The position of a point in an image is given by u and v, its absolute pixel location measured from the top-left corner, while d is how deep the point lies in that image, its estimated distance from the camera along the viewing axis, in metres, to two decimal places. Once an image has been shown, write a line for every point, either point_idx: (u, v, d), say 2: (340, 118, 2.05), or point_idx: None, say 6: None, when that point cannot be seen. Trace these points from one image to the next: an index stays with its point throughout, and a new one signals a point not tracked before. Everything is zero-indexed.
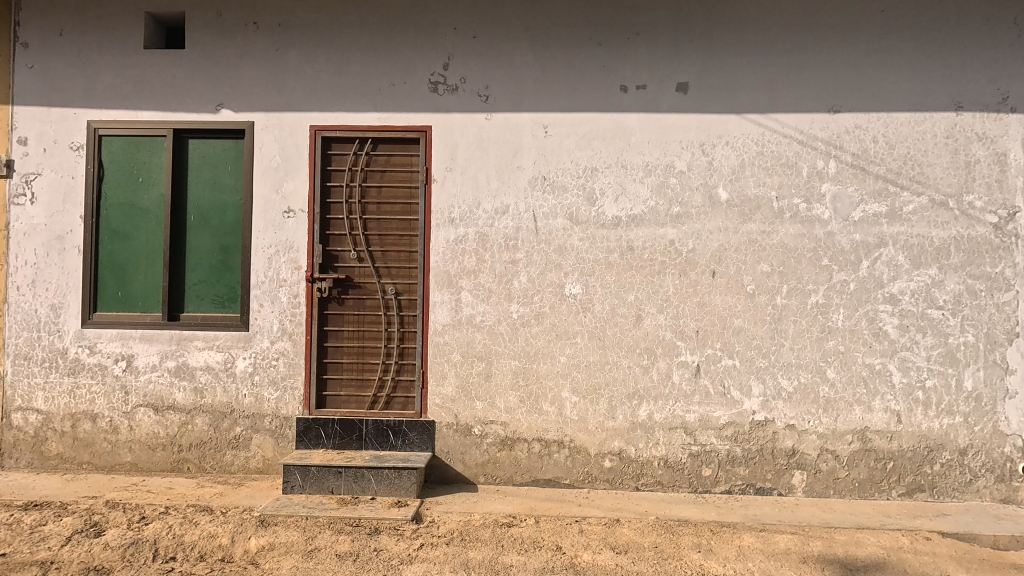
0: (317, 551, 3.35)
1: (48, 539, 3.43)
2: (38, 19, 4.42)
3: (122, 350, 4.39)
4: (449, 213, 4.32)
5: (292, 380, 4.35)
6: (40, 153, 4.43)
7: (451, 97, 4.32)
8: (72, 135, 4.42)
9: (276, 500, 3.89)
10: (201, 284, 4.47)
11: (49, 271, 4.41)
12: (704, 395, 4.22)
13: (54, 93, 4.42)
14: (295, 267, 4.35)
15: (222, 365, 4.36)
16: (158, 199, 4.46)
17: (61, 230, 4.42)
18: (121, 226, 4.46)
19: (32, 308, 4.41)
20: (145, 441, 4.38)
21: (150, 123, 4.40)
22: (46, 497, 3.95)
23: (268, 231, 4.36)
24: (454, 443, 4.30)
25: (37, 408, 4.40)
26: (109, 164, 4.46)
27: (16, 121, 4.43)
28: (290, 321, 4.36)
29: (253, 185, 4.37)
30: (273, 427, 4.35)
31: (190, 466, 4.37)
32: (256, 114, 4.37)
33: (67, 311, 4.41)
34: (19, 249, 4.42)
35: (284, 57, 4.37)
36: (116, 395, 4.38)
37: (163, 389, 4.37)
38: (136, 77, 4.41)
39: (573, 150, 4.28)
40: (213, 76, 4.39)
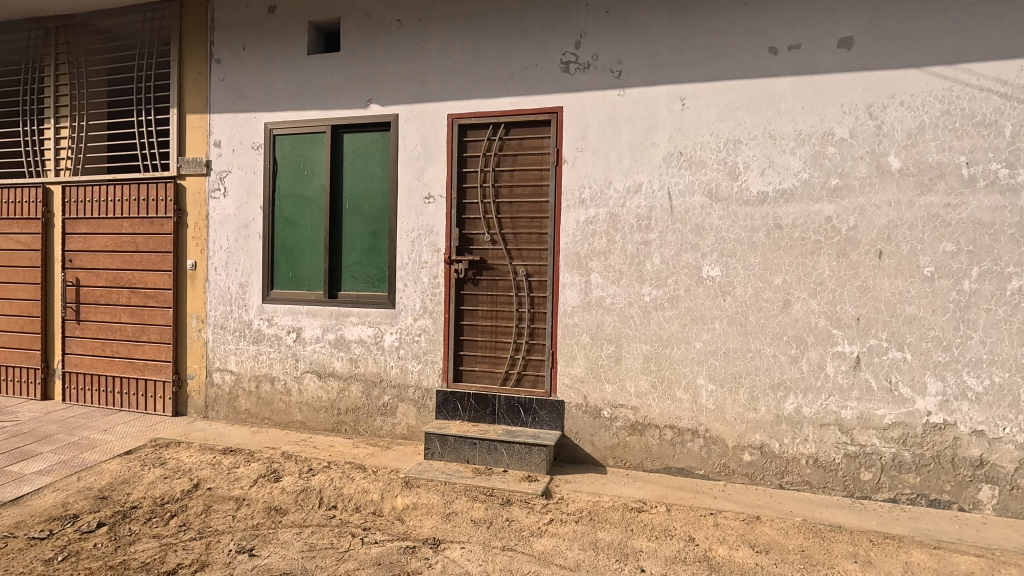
0: (455, 514, 3.59)
1: (240, 479, 4.08)
2: (227, 37, 5.15)
3: (293, 323, 5.03)
4: (580, 194, 4.29)
5: (432, 355, 4.66)
6: (231, 153, 5.18)
7: (583, 76, 4.26)
8: (253, 136, 5.11)
9: (419, 464, 4.22)
10: (356, 265, 4.95)
11: (238, 254, 5.18)
12: (865, 391, 3.76)
13: (240, 100, 5.14)
14: (435, 250, 4.63)
15: (373, 339, 4.81)
16: (320, 189, 4.99)
17: (247, 218, 5.15)
18: (291, 214, 5.07)
19: (226, 285, 5.22)
20: (312, 403, 4.99)
21: (313, 121, 4.93)
22: (238, 444, 4.69)
23: (411, 215, 4.69)
24: (584, 424, 4.31)
25: (231, 369, 5.22)
26: (281, 160, 5.08)
27: (213, 126, 5.23)
28: (430, 300, 4.66)
29: (398, 173, 4.71)
30: (416, 397, 4.71)
31: (347, 428, 4.91)
32: (400, 107, 4.69)
33: (252, 288, 5.15)
34: (216, 235, 5.23)
35: (425, 50, 4.61)
36: (288, 361, 5.05)
37: (325, 358, 4.94)
38: (301, 80, 4.96)
39: (712, 122, 4.00)
40: (364, 74, 4.78)
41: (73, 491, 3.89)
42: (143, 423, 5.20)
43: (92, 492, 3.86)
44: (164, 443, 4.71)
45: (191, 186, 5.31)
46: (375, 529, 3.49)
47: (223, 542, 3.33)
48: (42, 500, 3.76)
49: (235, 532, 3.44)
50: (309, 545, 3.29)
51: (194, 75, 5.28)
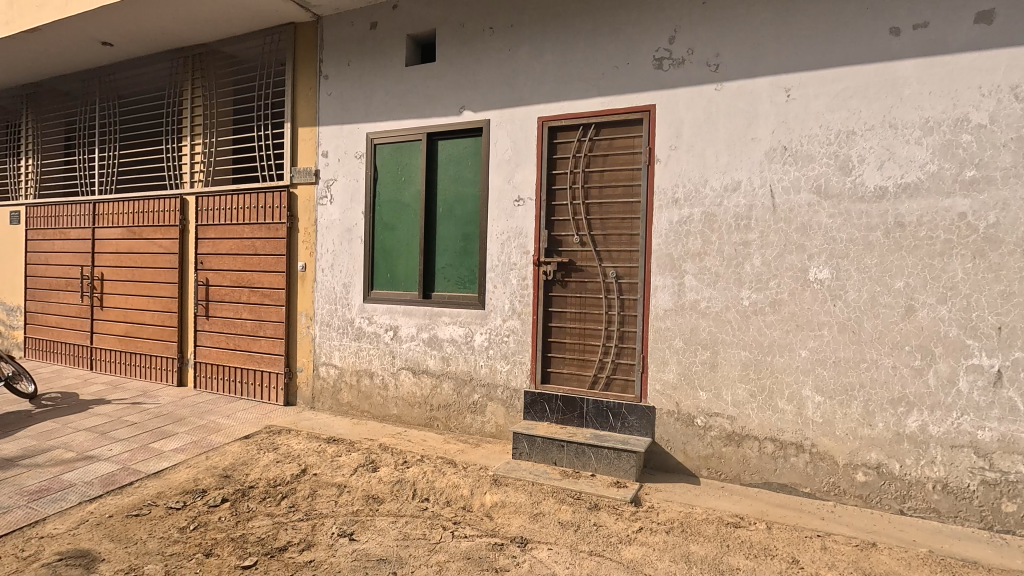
0: (542, 515, 3.60)
1: (342, 467, 4.35)
2: (334, 55, 5.54)
3: (390, 322, 5.29)
4: (673, 193, 4.15)
5: (521, 355, 4.71)
6: (336, 162, 5.57)
7: (677, 71, 4.12)
8: (357, 146, 5.46)
9: (508, 463, 4.28)
10: (448, 267, 5.11)
11: (342, 257, 5.55)
12: (1008, 411, 3.31)
13: (345, 113, 5.50)
14: (524, 252, 4.68)
15: (464, 338, 4.95)
16: (415, 194, 5.22)
17: (350, 223, 5.50)
18: (389, 218, 5.34)
19: (331, 286, 5.61)
20: (407, 398, 5.22)
21: (410, 130, 5.16)
22: (341, 434, 5.01)
23: (501, 218, 4.77)
24: (676, 432, 4.16)
25: (334, 364, 5.60)
26: (380, 167, 5.37)
27: (321, 138, 5.64)
28: (519, 301, 4.71)
29: (489, 177, 4.82)
30: (505, 397, 4.78)
31: (439, 424, 5.08)
32: (492, 112, 4.80)
33: (354, 289, 5.49)
34: (323, 239, 5.64)
35: (516, 55, 4.69)
36: (386, 358, 5.32)
37: (419, 355, 5.15)
38: (400, 91, 5.22)
39: (822, 113, 3.72)
40: (458, 82, 4.94)
41: (202, 469, 4.35)
42: (260, 411, 5.71)
43: (218, 471, 4.30)
44: (277, 429, 5.14)
45: (302, 194, 5.76)
46: (465, 523, 3.58)
47: (327, 525, 3.57)
48: (177, 475, 4.24)
49: (337, 516, 3.68)
50: (403, 534, 3.44)
51: (306, 92, 5.73)
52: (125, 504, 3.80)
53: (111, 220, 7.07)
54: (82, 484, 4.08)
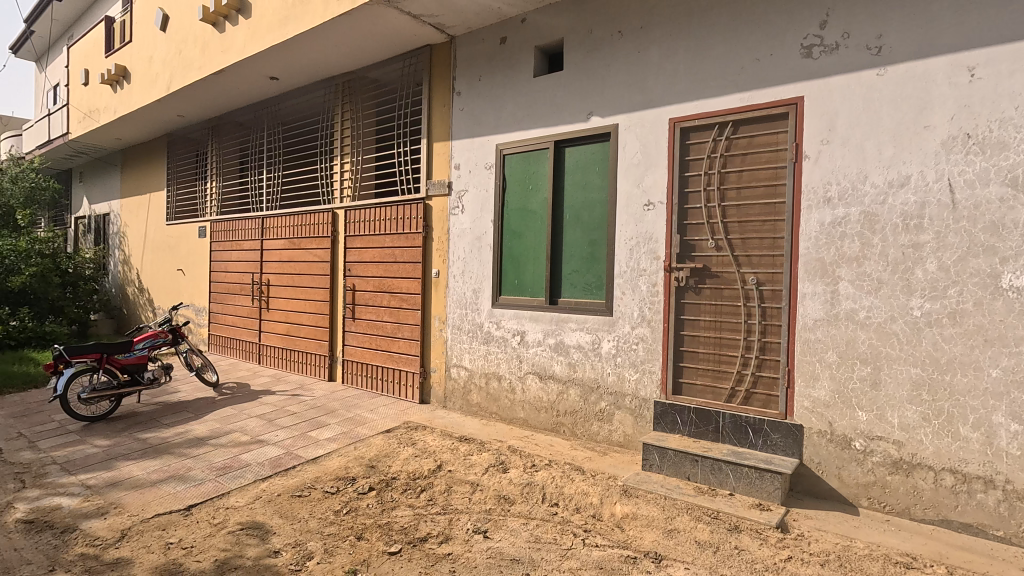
0: (677, 532, 3.45)
1: (475, 466, 4.53)
2: (466, 72, 5.82)
3: (518, 327, 5.42)
4: (825, 192, 3.79)
5: (651, 364, 4.58)
6: (468, 174, 5.84)
7: (829, 58, 3.77)
8: (487, 156, 5.68)
9: (638, 474, 4.17)
10: (575, 273, 5.10)
11: (472, 264, 5.80)
12: None
13: (476, 126, 5.75)
14: (655, 257, 4.54)
15: (591, 345, 4.92)
16: (542, 201, 5.29)
17: (480, 231, 5.73)
18: (517, 226, 5.47)
19: (462, 292, 5.87)
20: (534, 402, 5.31)
21: (538, 139, 5.26)
22: (471, 434, 5.21)
23: (630, 223, 4.68)
24: (828, 455, 3.79)
25: (465, 366, 5.85)
26: (509, 176, 5.53)
27: (454, 151, 5.95)
28: (649, 308, 4.58)
29: (618, 181, 4.75)
30: (634, 406, 4.67)
31: (565, 430, 5.10)
32: (620, 116, 4.73)
33: (483, 294, 5.70)
34: (455, 247, 5.93)
35: (646, 57, 4.59)
36: (514, 362, 5.45)
37: (546, 361, 5.21)
38: (528, 101, 5.34)
39: (1017, 92, 3.18)
40: (585, 88, 4.95)
41: (352, 458, 4.77)
42: (398, 407, 6.14)
43: (365, 461, 4.69)
44: (414, 426, 5.48)
45: (437, 205, 6.12)
46: (596, 532, 3.55)
47: (462, 521, 3.73)
48: (331, 463, 4.70)
49: (472, 513, 3.83)
50: (535, 536, 3.50)
51: (441, 108, 6.08)
52: (290, 484, 4.29)
53: (276, 233, 8.04)
54: (255, 464, 4.67)
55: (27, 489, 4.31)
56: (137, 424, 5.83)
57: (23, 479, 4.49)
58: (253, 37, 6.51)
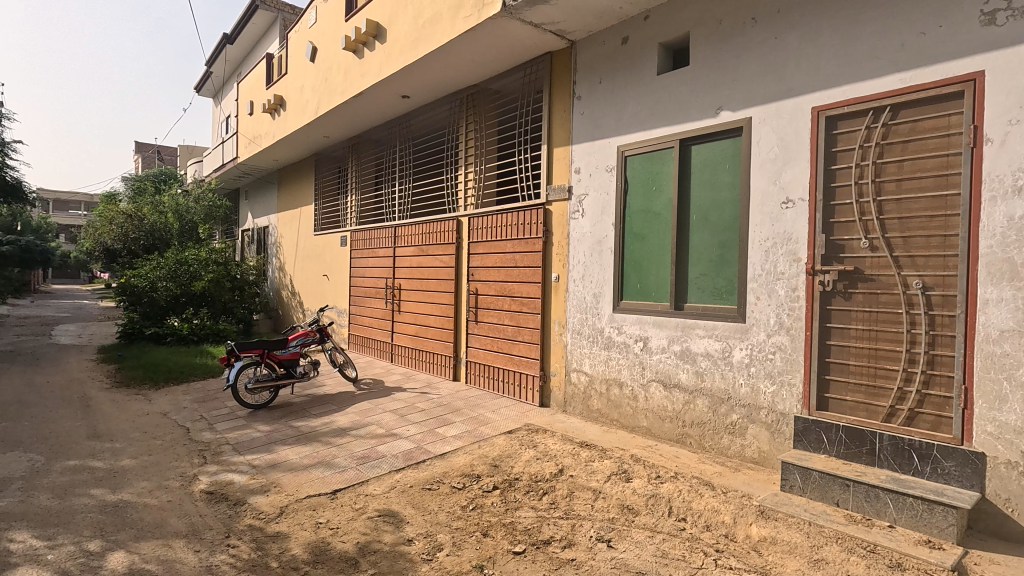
0: (825, 563, 3.11)
1: (596, 472, 4.46)
2: (587, 75, 5.81)
3: (641, 333, 5.26)
4: (1015, 180, 3.21)
5: (790, 376, 4.20)
6: (588, 177, 5.80)
7: (1019, 23, 3.21)
8: (608, 159, 5.60)
9: (776, 495, 3.84)
10: (702, 277, 4.84)
11: (593, 268, 5.74)
12: None
13: (597, 129, 5.71)
14: (795, 259, 4.17)
15: (721, 353, 4.63)
16: (666, 203, 5.09)
17: (601, 235, 5.66)
18: (639, 229, 5.32)
19: (583, 296, 5.84)
20: (657, 411, 5.12)
21: (662, 138, 5.08)
22: (592, 440, 5.16)
23: (766, 223, 4.34)
24: (1020, 491, 3.20)
25: (585, 371, 5.81)
26: (631, 178, 5.41)
27: (574, 156, 5.95)
28: (788, 315, 4.21)
29: (751, 179, 4.44)
30: (770, 420, 4.33)
31: (692, 441, 4.86)
32: (754, 109, 4.42)
33: (604, 299, 5.62)
34: (575, 251, 5.92)
35: (783, 43, 4.25)
36: (636, 368, 5.31)
37: (671, 368, 5.00)
38: (651, 101, 5.19)
39: None
40: (714, 82, 4.70)
41: (476, 456, 4.94)
42: (519, 409, 6.25)
43: (488, 460, 4.83)
44: (535, 428, 5.54)
45: (557, 210, 6.15)
46: (729, 553, 3.33)
47: (585, 527, 3.69)
48: (457, 459, 4.90)
49: (595, 521, 3.78)
50: (661, 551, 3.36)
51: (561, 114, 6.12)
52: (421, 477, 4.54)
53: (406, 240, 8.62)
54: (390, 456, 5.02)
55: (208, 464, 5.02)
56: (291, 413, 6.54)
57: (205, 456, 5.24)
58: (388, 60, 7.05)
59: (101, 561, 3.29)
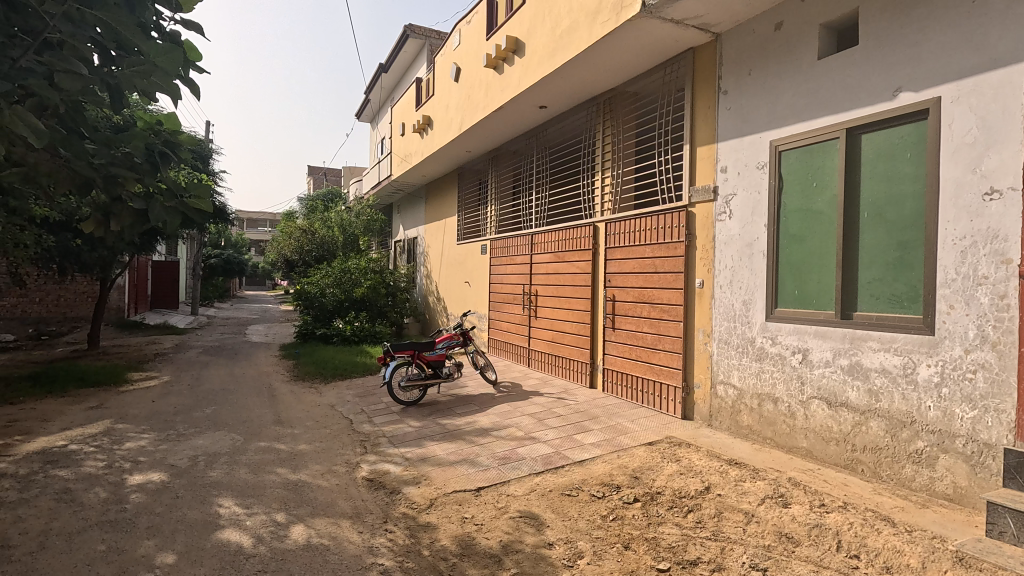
0: None
1: (749, 494, 4.12)
2: (734, 68, 5.45)
3: (799, 344, 4.78)
4: None
5: (998, 400, 3.52)
6: (736, 176, 5.43)
7: None
8: (759, 155, 5.19)
9: (979, 541, 3.24)
10: (877, 282, 4.26)
11: (742, 273, 5.35)
12: None
13: (746, 123, 5.32)
14: (1002, 261, 3.50)
15: (901, 370, 4.02)
16: (830, 200, 4.57)
17: (751, 237, 5.25)
18: (797, 229, 4.84)
19: (731, 303, 5.46)
20: (821, 432, 4.61)
21: (824, 129, 4.58)
22: (743, 458, 4.78)
23: (962, 218, 3.70)
24: None
25: (733, 384, 5.42)
26: (787, 175, 4.96)
27: (720, 154, 5.61)
28: (994, 327, 3.54)
29: (941, 168, 3.82)
30: (969, 452, 3.67)
31: (864, 469, 4.29)
32: (944, 87, 3.81)
33: (755, 306, 5.20)
34: (722, 255, 5.57)
35: (984, 5, 3.61)
36: (794, 383, 4.82)
37: (837, 385, 4.46)
38: (810, 88, 4.72)
39: None
40: (890, 60, 4.13)
41: (616, 466, 4.84)
42: (659, 421, 6.01)
43: (628, 471, 4.70)
44: (677, 442, 5.30)
45: (701, 212, 5.84)
46: None
47: (737, 552, 3.43)
48: (596, 468, 4.84)
49: (748, 546, 3.49)
50: None
51: (705, 110, 5.82)
52: (561, 482, 4.57)
53: (543, 247, 8.78)
54: (530, 459, 5.12)
55: (368, 454, 5.54)
56: (437, 411, 6.98)
57: (365, 446, 5.79)
58: (527, 73, 7.28)
59: (286, 531, 3.78)
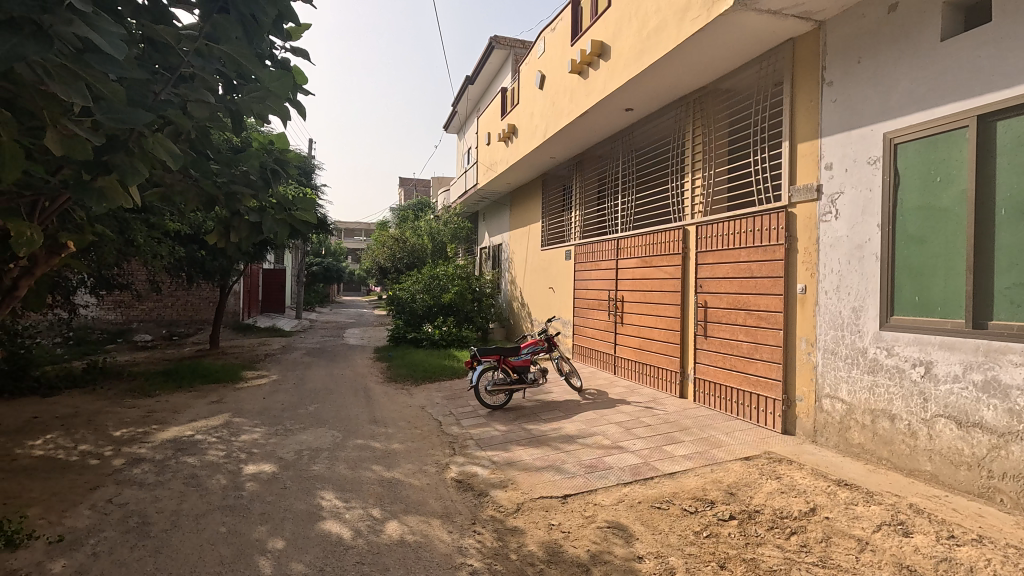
0: None
1: (862, 519, 3.77)
2: (839, 57, 5.05)
3: (921, 356, 4.31)
4: None
5: None
6: (843, 173, 5.02)
7: None
8: (870, 150, 4.76)
9: None
10: (1017, 289, 3.73)
11: (851, 278, 4.92)
12: None
13: (855, 116, 4.91)
14: None
15: None
16: (959, 196, 4.08)
17: (862, 238, 4.82)
18: (918, 229, 4.37)
19: (838, 310, 5.05)
20: (948, 454, 4.12)
21: (949, 117, 4.11)
22: (854, 479, 4.39)
23: None
24: None
25: (842, 398, 5.00)
26: (904, 170, 4.50)
27: (824, 150, 5.22)
28: None
29: None
30: None
31: (1004, 499, 3.78)
32: None
33: (867, 313, 4.77)
34: (827, 258, 5.16)
35: None
36: (914, 400, 4.36)
37: (968, 404, 3.97)
38: (931, 74, 4.26)
39: None
40: None
41: (709, 480, 4.61)
42: (757, 434, 5.67)
43: (723, 486, 4.47)
44: (778, 458, 4.97)
45: (802, 212, 5.46)
46: None
47: None
48: (688, 481, 4.64)
49: None
50: None
51: (807, 104, 5.44)
52: (650, 495, 4.43)
53: (630, 252, 8.60)
54: (617, 469, 5.02)
55: (457, 455, 5.70)
56: (523, 416, 7.03)
57: (454, 447, 5.95)
58: (613, 75, 7.20)
59: (381, 526, 3.97)
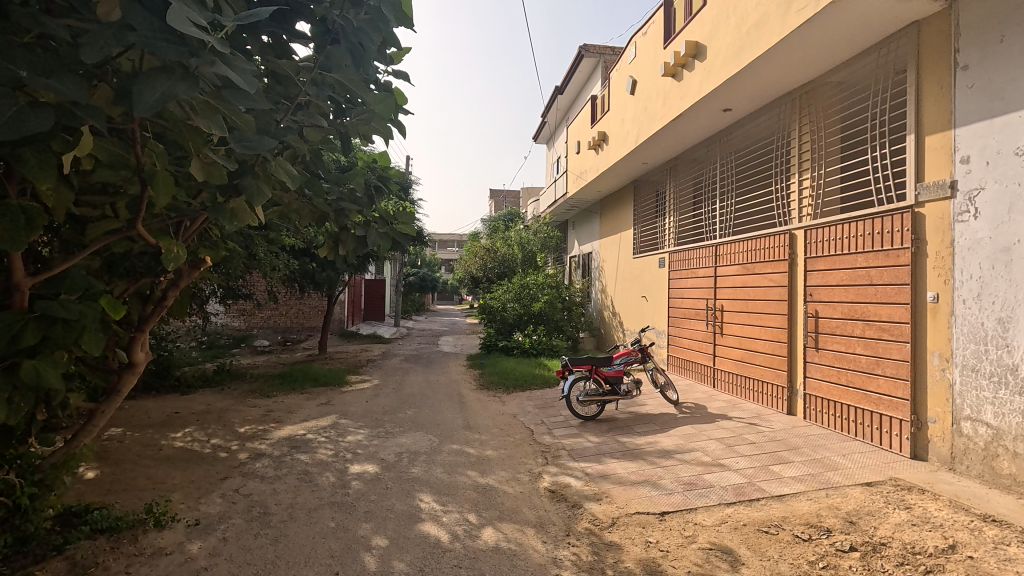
0: None
1: (1016, 563, 3.28)
2: (976, 37, 4.49)
3: None
4: None
5: None
6: (984, 167, 4.45)
7: None
8: (1017, 139, 4.17)
9: None
10: None
11: (996, 285, 4.33)
12: None
13: (997, 102, 4.33)
14: None
15: None
16: None
17: (1008, 240, 4.24)
18: None
19: (979, 321, 4.47)
20: None
21: None
22: (1004, 516, 3.83)
23: None
24: None
25: (987, 422, 4.39)
26: None
27: (958, 142, 4.67)
28: None
29: None
30: None
31: None
32: None
33: (1018, 325, 4.17)
34: (965, 263, 4.59)
35: None
36: None
37: None
38: None
39: None
40: None
41: (824, 506, 4.24)
42: (880, 459, 5.13)
43: (841, 514, 4.08)
44: (907, 486, 4.46)
45: (932, 212, 4.90)
46: None
47: None
48: (800, 506, 4.29)
49: None
50: None
51: (935, 92, 4.90)
52: (756, 518, 4.14)
53: (729, 259, 8.18)
54: (719, 488, 4.76)
55: (549, 465, 5.68)
56: (617, 428, 6.89)
57: (547, 457, 5.94)
58: (709, 76, 6.93)
59: (477, 532, 4.04)
